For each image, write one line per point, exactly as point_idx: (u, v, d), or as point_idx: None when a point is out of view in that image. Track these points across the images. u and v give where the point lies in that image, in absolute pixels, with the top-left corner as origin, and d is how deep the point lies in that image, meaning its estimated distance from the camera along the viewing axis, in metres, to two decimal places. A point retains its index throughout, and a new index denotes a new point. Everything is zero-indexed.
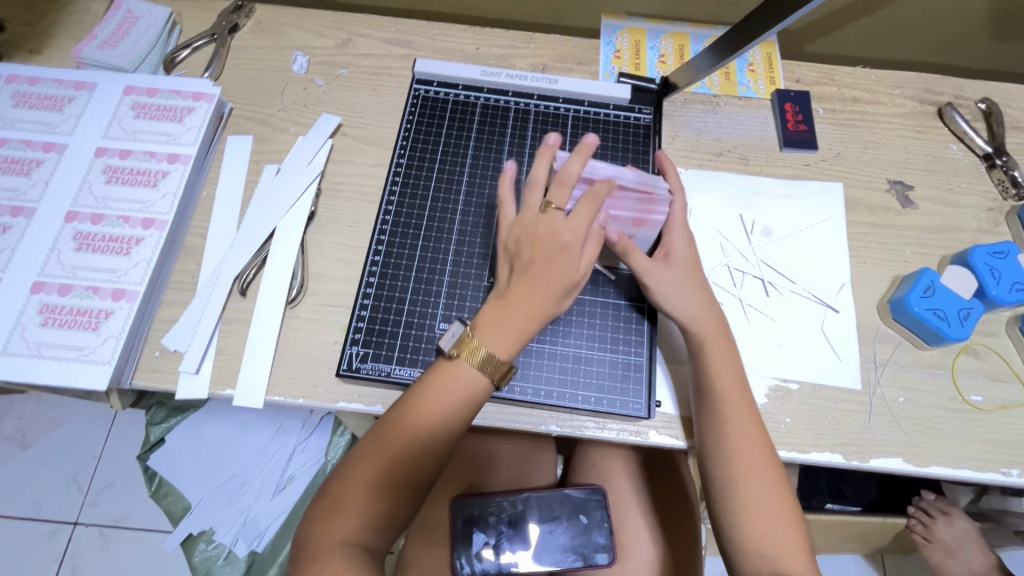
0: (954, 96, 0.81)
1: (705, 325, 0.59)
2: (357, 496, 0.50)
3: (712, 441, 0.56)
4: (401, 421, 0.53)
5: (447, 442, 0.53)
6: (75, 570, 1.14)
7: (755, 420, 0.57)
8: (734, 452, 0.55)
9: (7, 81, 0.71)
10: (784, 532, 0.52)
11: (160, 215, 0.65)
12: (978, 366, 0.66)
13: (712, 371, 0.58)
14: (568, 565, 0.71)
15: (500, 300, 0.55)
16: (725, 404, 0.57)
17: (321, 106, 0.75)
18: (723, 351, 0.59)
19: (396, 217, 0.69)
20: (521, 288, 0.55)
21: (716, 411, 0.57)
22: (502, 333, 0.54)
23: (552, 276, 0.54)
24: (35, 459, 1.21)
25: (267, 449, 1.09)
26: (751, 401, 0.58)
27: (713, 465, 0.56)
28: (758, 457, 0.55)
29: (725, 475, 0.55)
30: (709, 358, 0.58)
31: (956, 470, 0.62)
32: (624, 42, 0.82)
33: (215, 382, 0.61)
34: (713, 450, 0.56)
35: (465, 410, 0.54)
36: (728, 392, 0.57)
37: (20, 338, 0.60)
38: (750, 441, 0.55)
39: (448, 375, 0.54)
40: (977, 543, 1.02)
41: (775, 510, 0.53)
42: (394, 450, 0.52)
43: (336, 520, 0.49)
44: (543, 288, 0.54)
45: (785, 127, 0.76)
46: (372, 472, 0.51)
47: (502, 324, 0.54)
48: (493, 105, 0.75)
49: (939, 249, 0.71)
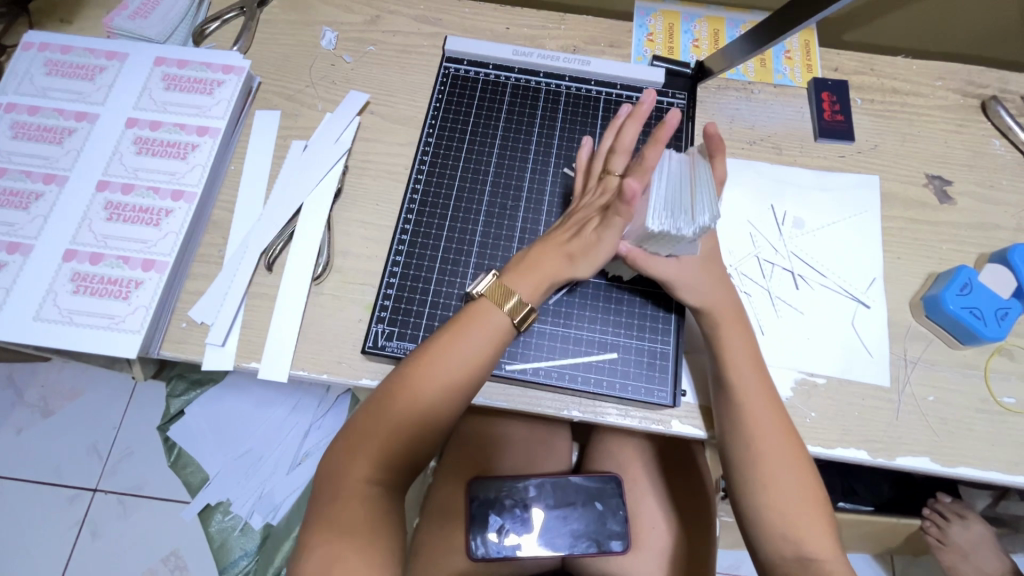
0: (999, 89, 0.78)
1: (724, 317, 0.59)
2: (378, 437, 0.51)
3: (736, 431, 0.56)
4: (430, 360, 0.53)
5: (472, 387, 0.54)
6: (95, 535, 1.17)
7: (779, 410, 0.56)
8: (759, 441, 0.54)
9: (40, 49, 0.71)
10: (811, 517, 0.52)
11: (189, 187, 0.66)
12: (1012, 368, 0.64)
13: (733, 359, 0.57)
14: (582, 551, 0.72)
15: (532, 249, 0.58)
16: (746, 392, 0.56)
17: (348, 83, 0.75)
18: (744, 345, 0.58)
19: (424, 196, 0.68)
20: (555, 237, 0.58)
21: (735, 398, 0.56)
22: (527, 273, 0.56)
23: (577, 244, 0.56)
24: (58, 426, 1.24)
25: (283, 427, 1.10)
26: (772, 395, 0.57)
27: (741, 451, 0.55)
28: (783, 446, 0.54)
29: (749, 462, 0.54)
30: (733, 349, 0.58)
31: (983, 472, 0.61)
32: (657, 25, 0.80)
33: (240, 355, 0.62)
34: (733, 435, 0.56)
35: (495, 348, 0.54)
36: (750, 380, 0.56)
37: (52, 304, 0.60)
38: (772, 429, 0.55)
39: (479, 314, 0.55)
40: (993, 547, 1.03)
41: (801, 499, 0.52)
42: (416, 394, 0.52)
43: (355, 458, 0.50)
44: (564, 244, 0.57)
45: (821, 117, 0.75)
46: (398, 415, 0.51)
47: (528, 267, 0.56)
48: (523, 86, 0.74)
49: (976, 247, 0.69)
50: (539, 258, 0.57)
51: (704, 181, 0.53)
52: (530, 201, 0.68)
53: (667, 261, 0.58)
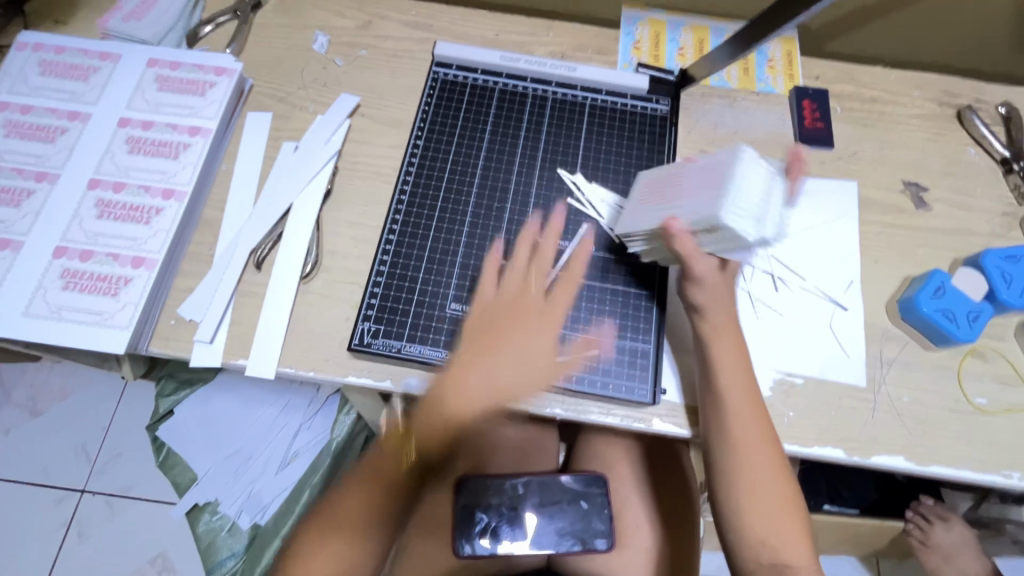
0: (974, 99, 0.80)
1: (715, 323, 0.60)
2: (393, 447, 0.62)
3: (721, 438, 0.57)
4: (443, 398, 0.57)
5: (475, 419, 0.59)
6: (82, 537, 1.17)
7: (763, 418, 0.58)
8: (741, 450, 0.56)
9: (34, 49, 0.72)
10: (787, 525, 0.55)
11: (180, 186, 0.67)
12: (985, 369, 0.66)
13: (722, 366, 0.58)
14: (566, 549, 0.73)
15: (452, 369, 0.58)
16: (733, 400, 0.57)
17: (340, 86, 0.76)
18: (732, 351, 0.59)
19: (412, 197, 0.69)
20: (486, 361, 0.57)
21: (722, 406, 0.57)
22: (459, 403, 0.56)
23: (512, 362, 0.57)
24: (46, 427, 1.24)
25: (272, 427, 1.10)
26: (757, 403, 0.58)
27: (723, 458, 0.57)
28: (765, 454, 0.56)
29: (731, 470, 0.57)
30: (723, 356, 0.59)
31: (956, 470, 0.62)
32: (643, 33, 0.82)
33: (229, 352, 0.62)
34: (717, 441, 0.58)
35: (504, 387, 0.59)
36: (738, 387, 0.57)
37: (42, 300, 0.61)
38: (755, 438, 0.57)
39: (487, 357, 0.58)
40: (975, 549, 1.05)
41: (778, 507, 0.56)
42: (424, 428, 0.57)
43: (348, 491, 0.62)
44: (499, 371, 0.57)
45: (801, 124, 0.77)
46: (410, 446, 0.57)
47: (459, 385, 0.57)
48: (511, 91, 0.76)
49: (951, 251, 0.71)
50: (469, 369, 0.57)
51: (778, 201, 0.56)
52: (515, 204, 0.70)
53: (705, 260, 0.58)
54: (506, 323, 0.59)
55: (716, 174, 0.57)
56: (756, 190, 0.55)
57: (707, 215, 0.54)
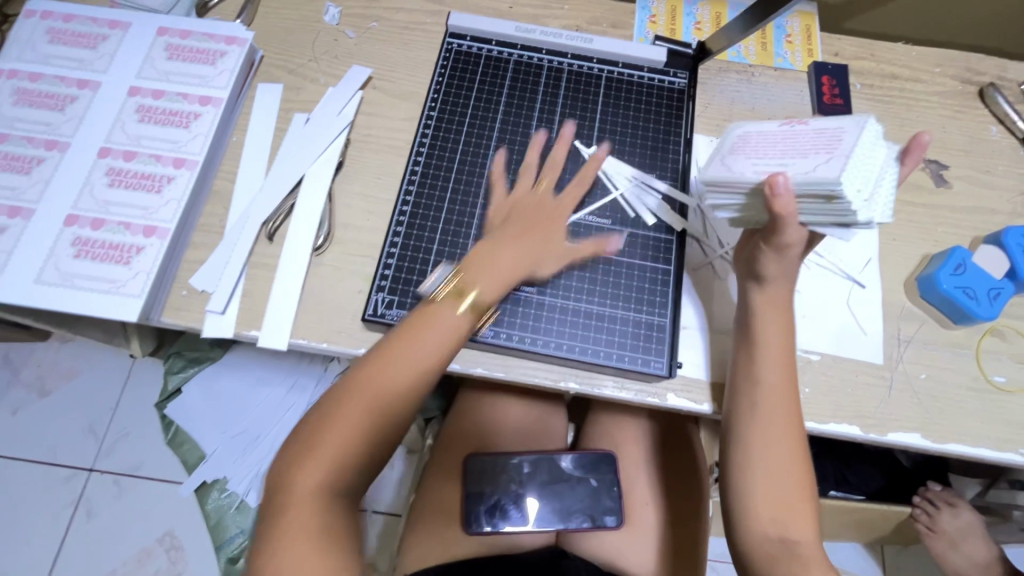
0: (997, 77, 0.79)
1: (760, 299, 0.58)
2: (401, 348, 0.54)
3: (745, 415, 0.57)
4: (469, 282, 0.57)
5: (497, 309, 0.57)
6: (90, 515, 1.18)
7: (794, 400, 0.57)
8: (764, 428, 0.56)
9: (42, 16, 0.71)
10: (799, 507, 0.54)
11: (191, 155, 0.66)
12: (1003, 348, 0.65)
13: (761, 343, 0.57)
14: (575, 526, 0.74)
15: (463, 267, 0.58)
16: (766, 378, 0.56)
17: (351, 58, 0.75)
18: (775, 328, 0.58)
19: (425, 169, 0.68)
20: (509, 241, 0.59)
21: (755, 383, 0.57)
22: (485, 278, 0.57)
23: (534, 248, 0.60)
24: (54, 405, 1.24)
25: (279, 407, 1.09)
26: (791, 384, 0.57)
27: (744, 434, 0.56)
28: (788, 435, 0.56)
29: (750, 446, 0.56)
30: (763, 333, 0.58)
31: (973, 448, 0.61)
32: (660, 7, 0.81)
33: (241, 324, 0.62)
34: (741, 417, 0.57)
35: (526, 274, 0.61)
36: (772, 366, 0.57)
37: (53, 268, 0.61)
38: (782, 417, 0.56)
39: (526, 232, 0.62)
40: (981, 534, 1.04)
41: (793, 489, 0.54)
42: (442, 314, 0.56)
43: (307, 466, 0.49)
44: (513, 266, 0.58)
45: (820, 100, 0.75)
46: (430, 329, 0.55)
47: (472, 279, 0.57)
48: (526, 63, 0.74)
49: (971, 230, 0.70)
50: (481, 269, 0.57)
51: (889, 187, 0.50)
52: (530, 176, 0.69)
53: (799, 230, 0.51)
54: (522, 229, 0.61)
55: (835, 142, 0.50)
56: (875, 167, 0.49)
57: (828, 181, 0.47)
